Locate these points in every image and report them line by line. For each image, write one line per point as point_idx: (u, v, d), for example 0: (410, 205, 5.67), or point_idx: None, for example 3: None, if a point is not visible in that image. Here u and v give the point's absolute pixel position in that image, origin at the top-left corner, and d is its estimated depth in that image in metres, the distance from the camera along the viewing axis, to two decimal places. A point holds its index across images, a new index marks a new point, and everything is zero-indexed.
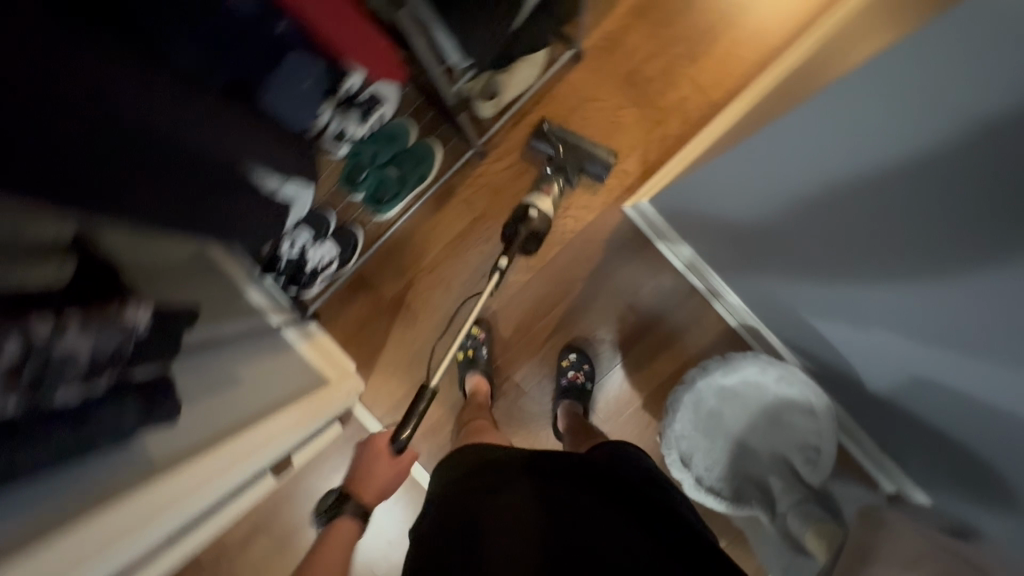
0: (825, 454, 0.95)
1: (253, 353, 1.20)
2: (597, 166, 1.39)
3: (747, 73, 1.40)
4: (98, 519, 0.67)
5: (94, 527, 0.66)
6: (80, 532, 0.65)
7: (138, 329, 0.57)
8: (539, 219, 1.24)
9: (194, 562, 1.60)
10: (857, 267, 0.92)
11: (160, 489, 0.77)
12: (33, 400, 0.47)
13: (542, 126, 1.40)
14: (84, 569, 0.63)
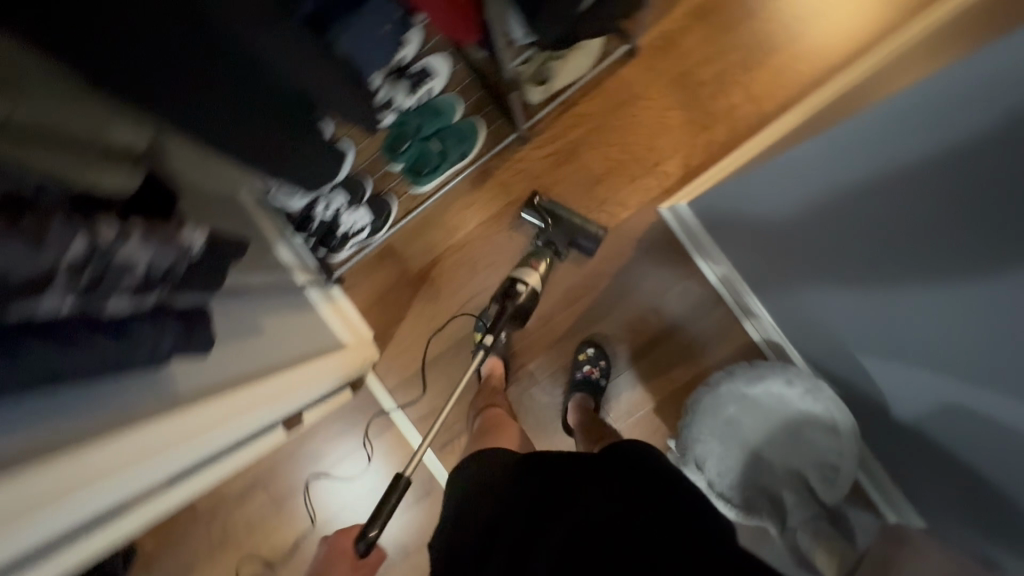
0: (843, 475, 0.93)
1: (277, 307, 1.21)
2: (587, 240, 1.40)
3: (801, 87, 1.38)
4: (121, 437, 0.68)
5: (117, 446, 0.67)
6: (104, 447, 0.65)
7: (193, 252, 0.57)
8: (524, 295, 1.29)
9: (192, 507, 1.62)
10: (898, 291, 0.90)
11: (180, 419, 0.78)
12: (88, 303, 0.47)
13: (534, 199, 1.42)
14: (106, 483, 0.64)
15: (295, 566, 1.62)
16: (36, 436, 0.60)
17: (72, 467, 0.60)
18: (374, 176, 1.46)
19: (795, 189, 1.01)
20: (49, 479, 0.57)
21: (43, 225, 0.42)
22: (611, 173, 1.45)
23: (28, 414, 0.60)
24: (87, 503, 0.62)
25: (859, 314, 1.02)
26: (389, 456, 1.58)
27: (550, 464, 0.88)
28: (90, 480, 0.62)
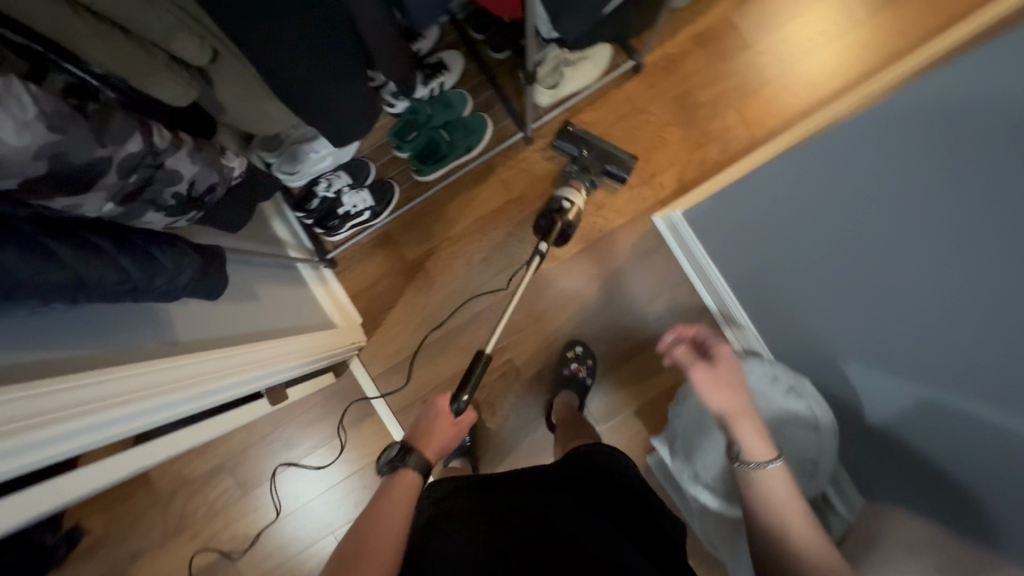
0: (822, 469, 0.96)
1: (271, 277, 1.20)
2: (618, 168, 1.40)
3: (790, 117, 1.48)
4: (110, 369, 0.65)
5: (107, 377, 0.64)
6: (94, 375, 0.62)
7: (233, 178, 0.57)
8: (574, 212, 1.26)
9: (151, 488, 1.54)
10: (882, 291, 0.99)
11: (171, 364, 0.75)
12: (129, 210, 0.48)
13: (567, 128, 1.40)
14: (100, 413, 0.62)
15: (255, 557, 1.55)
16: (28, 352, 0.57)
17: (60, 389, 0.57)
18: (378, 162, 1.48)
19: (796, 199, 1.13)
20: (36, 396, 0.54)
21: (105, 118, 0.42)
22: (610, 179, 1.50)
23: (23, 329, 0.58)
24: (67, 431, 0.59)
25: (848, 315, 1.08)
26: (366, 446, 1.54)
27: (535, 476, 0.94)
28: (74, 407, 0.59)
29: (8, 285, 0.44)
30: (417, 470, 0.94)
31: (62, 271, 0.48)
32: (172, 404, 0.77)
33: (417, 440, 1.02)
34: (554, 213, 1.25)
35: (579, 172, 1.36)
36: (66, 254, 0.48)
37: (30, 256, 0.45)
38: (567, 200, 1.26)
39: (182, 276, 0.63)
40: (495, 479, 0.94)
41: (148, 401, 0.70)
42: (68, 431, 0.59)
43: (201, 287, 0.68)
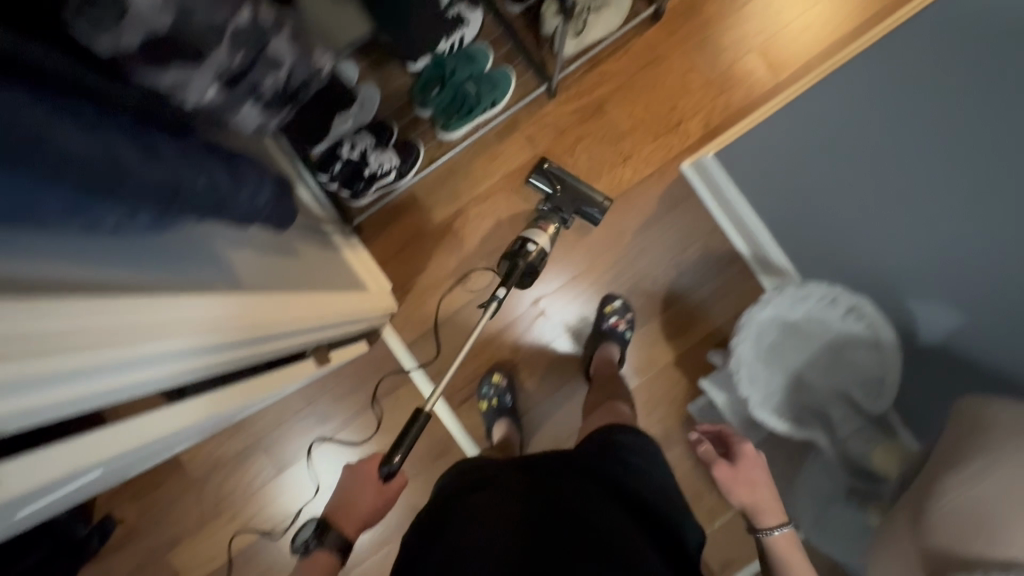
0: (888, 387, 0.97)
1: (306, 237, 1.17)
2: (593, 209, 1.42)
3: (813, 57, 1.48)
4: (170, 296, 0.60)
5: (167, 304, 0.59)
6: (160, 299, 0.57)
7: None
8: (535, 254, 1.28)
9: (184, 471, 1.50)
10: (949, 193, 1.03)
11: (228, 300, 0.70)
12: None
13: (543, 164, 1.44)
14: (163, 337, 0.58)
15: (296, 536, 1.51)
16: (90, 270, 0.52)
17: (121, 309, 0.52)
18: (399, 124, 1.45)
19: None
20: (96, 313, 0.49)
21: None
22: (635, 130, 1.49)
23: (91, 246, 0.53)
24: (131, 360, 0.54)
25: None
26: (403, 415, 1.51)
27: (553, 461, 0.90)
28: (133, 330, 0.53)
29: (111, 180, 0.41)
30: (330, 548, 1.04)
31: (161, 166, 0.45)
32: (233, 347, 0.72)
33: (341, 514, 1.11)
34: (517, 257, 1.27)
35: (551, 210, 1.40)
36: (163, 147, 0.46)
37: (135, 148, 0.42)
38: (531, 243, 1.28)
39: (258, 195, 0.61)
40: (524, 466, 0.89)
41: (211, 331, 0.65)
42: (132, 356, 0.53)
43: (274, 209, 0.66)
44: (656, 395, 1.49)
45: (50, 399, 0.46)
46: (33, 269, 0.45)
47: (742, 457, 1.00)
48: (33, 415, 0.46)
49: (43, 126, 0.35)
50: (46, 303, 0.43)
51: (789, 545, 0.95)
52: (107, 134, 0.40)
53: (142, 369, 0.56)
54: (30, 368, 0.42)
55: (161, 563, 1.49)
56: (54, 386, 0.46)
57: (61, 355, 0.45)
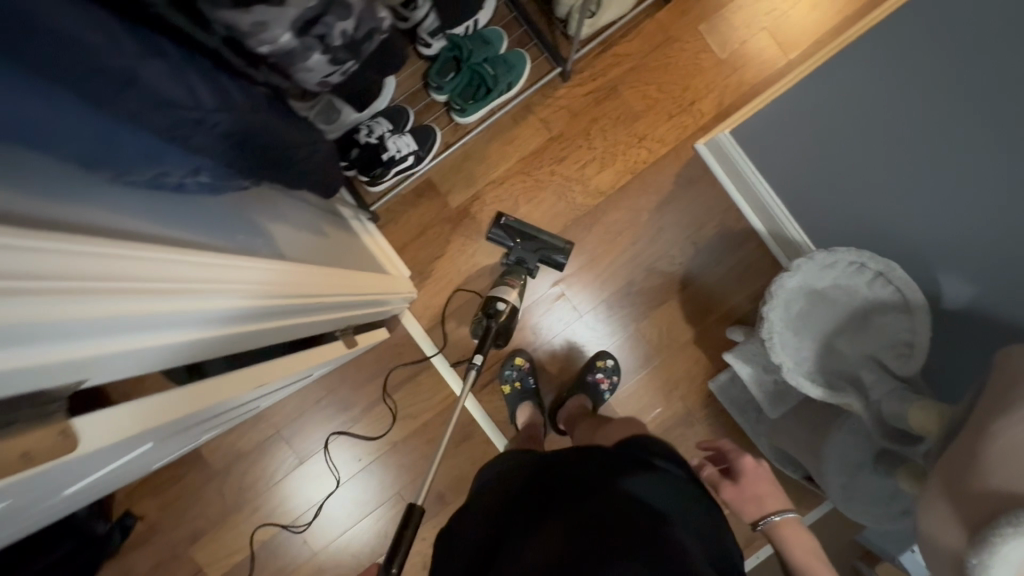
0: (918, 349, 0.97)
1: (326, 218, 1.15)
2: (557, 254, 1.46)
3: (822, 36, 1.50)
4: (216, 256, 0.58)
5: (216, 264, 0.57)
6: (215, 258, 0.57)
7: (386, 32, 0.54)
8: (506, 314, 1.33)
9: (205, 464, 1.48)
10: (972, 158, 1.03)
11: (271, 267, 0.69)
12: (299, 45, 0.45)
13: (500, 219, 1.46)
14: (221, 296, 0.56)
15: (320, 527, 1.50)
16: (143, 222, 0.50)
17: (174, 260, 0.50)
18: (414, 110, 1.45)
19: (864, 91, 1.16)
20: (153, 262, 0.48)
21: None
22: (649, 111, 1.50)
23: (134, 196, 0.51)
24: (192, 316, 0.52)
25: (923, 202, 1.11)
26: (424, 402, 1.51)
27: (554, 469, 0.78)
28: (192, 284, 0.52)
29: (188, 121, 0.42)
30: None
31: (235, 114, 0.45)
32: (279, 317, 0.71)
33: None
34: (489, 317, 1.32)
35: (514, 265, 1.45)
36: (240, 95, 0.46)
37: (209, 85, 0.42)
38: (500, 303, 1.34)
39: (318, 155, 0.61)
40: (543, 472, 0.78)
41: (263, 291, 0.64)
42: (195, 312, 0.52)
43: (323, 172, 0.65)
44: (677, 374, 1.49)
45: (121, 350, 0.44)
46: (82, 210, 0.43)
47: (744, 472, 0.89)
48: (104, 366, 0.44)
49: (121, 46, 0.35)
50: (100, 245, 0.41)
51: (798, 540, 0.82)
52: (188, 75, 0.40)
53: (200, 327, 0.54)
54: (102, 309, 0.40)
55: (183, 559, 1.47)
56: (122, 335, 0.44)
57: (132, 301, 0.43)
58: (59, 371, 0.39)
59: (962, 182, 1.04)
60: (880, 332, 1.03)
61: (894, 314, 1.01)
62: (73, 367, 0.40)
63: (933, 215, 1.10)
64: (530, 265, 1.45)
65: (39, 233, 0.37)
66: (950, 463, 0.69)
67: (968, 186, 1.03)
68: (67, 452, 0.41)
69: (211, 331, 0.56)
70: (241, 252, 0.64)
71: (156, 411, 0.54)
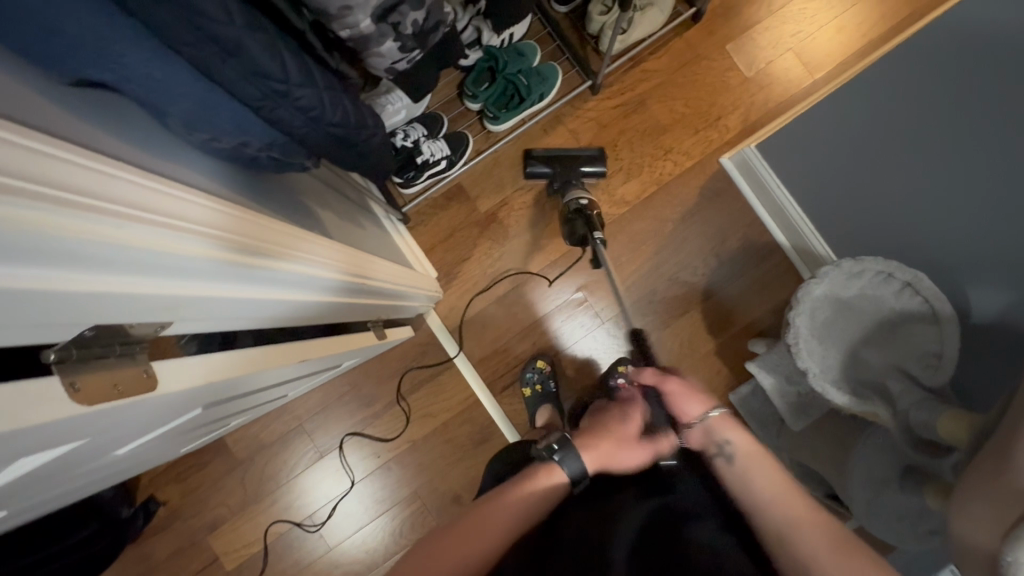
0: (947, 361, 0.97)
1: (367, 217, 1.21)
2: (593, 163, 1.48)
3: (847, 59, 1.54)
4: (272, 222, 0.62)
5: (270, 228, 0.61)
6: (273, 226, 0.61)
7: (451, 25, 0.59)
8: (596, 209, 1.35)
9: (227, 454, 1.51)
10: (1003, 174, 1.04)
11: (320, 242, 0.73)
12: (376, 30, 0.49)
13: (531, 154, 1.49)
14: (278, 260, 0.61)
15: (335, 523, 1.51)
16: (209, 182, 0.54)
17: (235, 216, 0.53)
18: (448, 116, 1.50)
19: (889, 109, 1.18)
20: (220, 214, 0.51)
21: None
22: (675, 125, 1.54)
23: (205, 164, 0.56)
24: (249, 273, 0.55)
25: (953, 217, 1.13)
26: (445, 402, 1.53)
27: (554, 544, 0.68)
28: (249, 242, 0.55)
29: (276, 94, 0.46)
30: None
31: (315, 92, 0.49)
32: (325, 289, 0.74)
33: None
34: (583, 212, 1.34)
35: (559, 187, 1.45)
36: (322, 78, 0.50)
37: (296, 61, 0.46)
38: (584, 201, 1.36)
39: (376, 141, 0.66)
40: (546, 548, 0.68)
41: (313, 264, 0.69)
42: (254, 270, 0.56)
43: (373, 161, 0.69)
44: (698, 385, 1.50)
45: (190, 295, 0.47)
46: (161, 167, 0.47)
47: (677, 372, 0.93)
48: (181, 309, 0.48)
49: (233, 16, 0.39)
50: (187, 200, 0.46)
51: (731, 432, 0.84)
52: (282, 51, 0.44)
53: (257, 289, 0.59)
54: (176, 248, 0.43)
55: (201, 547, 1.49)
56: (193, 280, 0.48)
57: (204, 248, 0.47)
58: (148, 306, 0.44)
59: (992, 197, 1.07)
60: (905, 346, 1.03)
61: (919, 325, 1.01)
62: (169, 306, 0.46)
63: (962, 231, 1.12)
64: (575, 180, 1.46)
65: (125, 167, 0.40)
66: (988, 466, 0.68)
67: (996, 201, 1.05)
68: (147, 390, 0.45)
69: (264, 292, 0.60)
70: (295, 227, 0.69)
71: (218, 366, 0.57)
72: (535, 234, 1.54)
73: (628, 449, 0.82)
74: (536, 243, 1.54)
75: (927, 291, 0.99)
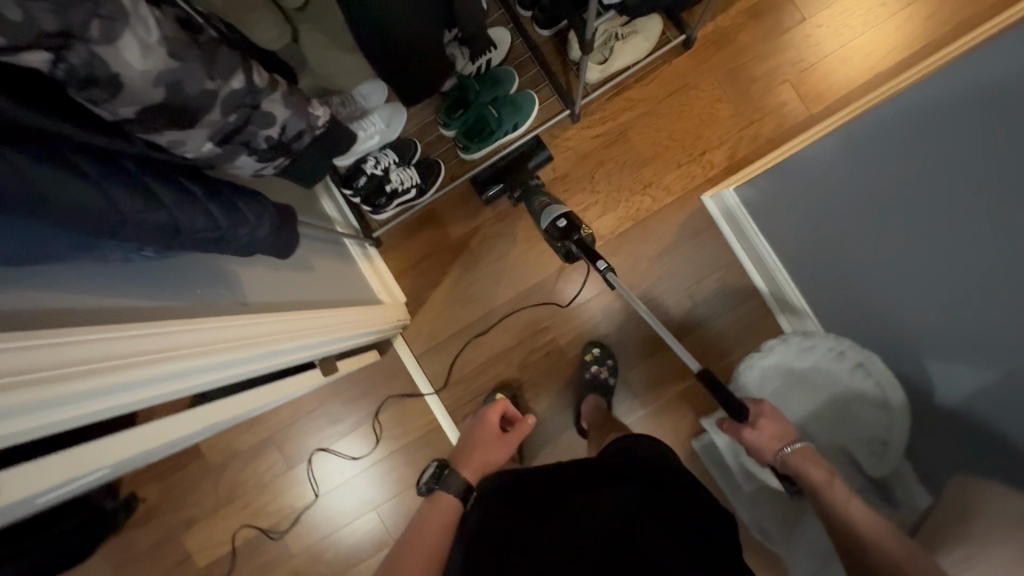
0: (891, 451, 0.93)
1: (325, 251, 1.23)
2: (538, 156, 1.47)
3: (849, 92, 1.43)
4: (174, 320, 0.65)
5: (167, 330, 0.63)
6: (170, 325, 0.64)
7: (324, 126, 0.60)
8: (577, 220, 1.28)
9: (202, 458, 1.58)
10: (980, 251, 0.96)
11: (229, 323, 0.74)
12: (223, 150, 0.50)
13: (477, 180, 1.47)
14: (182, 358, 0.64)
15: (301, 531, 1.57)
16: (77, 302, 0.56)
17: (104, 339, 0.54)
18: (423, 142, 1.49)
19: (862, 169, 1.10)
20: (80, 344, 0.52)
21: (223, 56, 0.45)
22: (657, 158, 1.48)
23: (93, 269, 0.59)
24: (111, 387, 0.56)
25: (925, 288, 1.03)
26: (409, 425, 1.56)
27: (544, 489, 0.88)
28: (136, 354, 0.58)
29: (115, 226, 0.46)
30: None
31: (161, 211, 0.49)
32: (231, 366, 0.76)
33: None
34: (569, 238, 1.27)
35: (521, 197, 1.44)
36: (170, 197, 0.50)
37: (136, 196, 0.47)
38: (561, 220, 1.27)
39: (276, 229, 0.67)
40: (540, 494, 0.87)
41: (224, 350, 0.72)
42: (142, 378, 0.59)
43: (273, 250, 0.70)
44: (662, 427, 1.47)
45: (30, 428, 0.48)
46: (22, 294, 0.50)
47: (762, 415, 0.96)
48: (34, 432, 0.50)
49: (33, 172, 0.38)
50: (55, 335, 0.49)
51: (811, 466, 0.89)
52: (113, 189, 0.44)
53: (153, 387, 0.62)
54: (7, 402, 0.44)
55: (177, 543, 1.59)
56: (67, 408, 0.51)
57: (47, 388, 0.48)
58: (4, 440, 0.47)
59: (958, 275, 0.96)
60: (854, 428, 0.99)
61: (871, 409, 0.96)
62: (14, 437, 0.48)
63: (930, 301, 1.03)
64: (533, 180, 1.46)
65: None
66: None
67: (965, 283, 0.95)
68: None
69: (151, 392, 0.62)
70: (208, 311, 0.72)
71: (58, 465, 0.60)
72: (505, 264, 1.53)
73: (494, 447, 1.08)
74: (505, 272, 1.53)
75: (881, 372, 0.93)
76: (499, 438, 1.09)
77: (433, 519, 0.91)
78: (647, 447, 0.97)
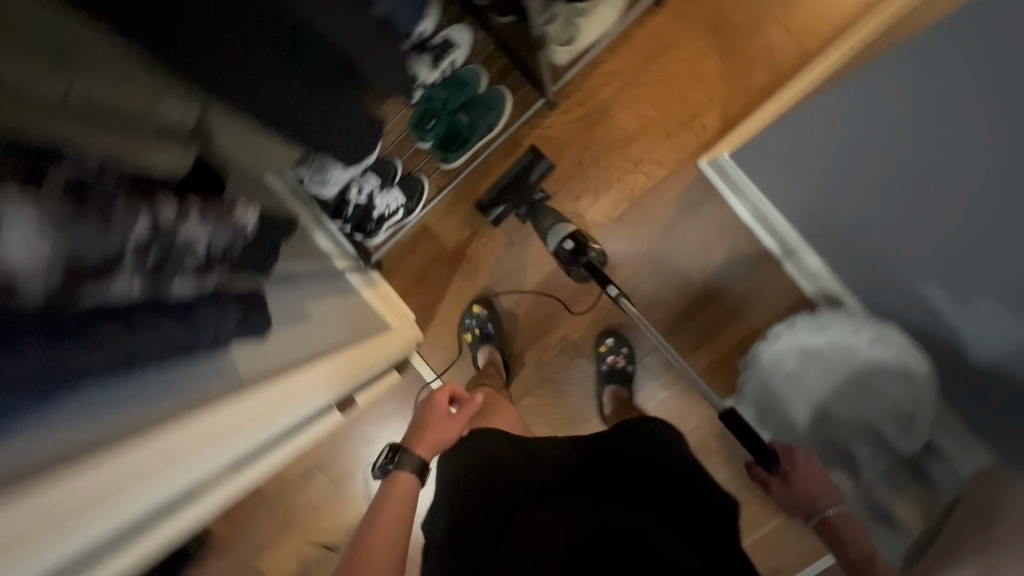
0: (918, 420, 0.98)
1: (321, 291, 1.23)
2: (535, 167, 1.42)
3: (846, 19, 1.29)
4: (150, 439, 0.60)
5: (140, 452, 0.58)
6: (145, 446, 0.59)
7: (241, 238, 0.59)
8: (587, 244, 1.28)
9: (259, 489, 1.70)
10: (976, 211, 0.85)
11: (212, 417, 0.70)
12: (154, 283, 0.48)
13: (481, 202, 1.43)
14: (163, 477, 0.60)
15: None
16: (52, 444, 0.52)
17: (70, 490, 0.49)
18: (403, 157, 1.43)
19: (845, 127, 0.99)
20: (41, 504, 0.46)
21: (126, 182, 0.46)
22: (644, 131, 1.40)
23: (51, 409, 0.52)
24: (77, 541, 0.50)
25: (935, 241, 0.95)
26: None
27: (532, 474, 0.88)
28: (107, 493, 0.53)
29: (56, 376, 0.43)
30: None
31: (107, 351, 0.46)
32: (234, 451, 0.76)
33: None
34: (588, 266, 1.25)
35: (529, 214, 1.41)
36: (117, 336, 0.47)
37: (72, 347, 0.43)
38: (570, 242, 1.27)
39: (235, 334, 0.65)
40: (541, 480, 0.87)
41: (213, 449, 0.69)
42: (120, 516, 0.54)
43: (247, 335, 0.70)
44: (688, 404, 1.44)
45: None
46: None
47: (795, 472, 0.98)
48: None
49: None
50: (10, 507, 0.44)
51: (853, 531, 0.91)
52: (57, 348, 0.42)
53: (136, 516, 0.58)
54: None
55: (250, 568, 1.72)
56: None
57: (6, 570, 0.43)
58: None
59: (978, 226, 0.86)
60: (874, 400, 1.02)
61: (887, 380, 0.99)
62: None
63: (948, 254, 0.94)
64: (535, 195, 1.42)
65: None
66: None
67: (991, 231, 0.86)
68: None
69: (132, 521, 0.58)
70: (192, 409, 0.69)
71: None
72: (506, 266, 1.51)
73: (443, 426, 1.05)
74: (508, 274, 1.51)
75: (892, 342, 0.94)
76: (446, 416, 1.06)
77: (391, 503, 0.88)
78: (661, 436, 0.93)
